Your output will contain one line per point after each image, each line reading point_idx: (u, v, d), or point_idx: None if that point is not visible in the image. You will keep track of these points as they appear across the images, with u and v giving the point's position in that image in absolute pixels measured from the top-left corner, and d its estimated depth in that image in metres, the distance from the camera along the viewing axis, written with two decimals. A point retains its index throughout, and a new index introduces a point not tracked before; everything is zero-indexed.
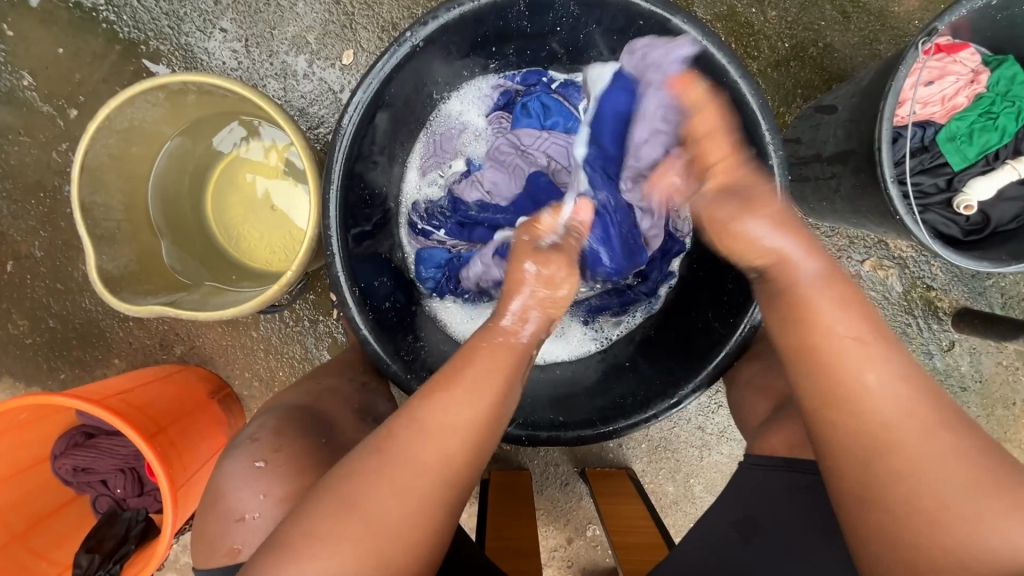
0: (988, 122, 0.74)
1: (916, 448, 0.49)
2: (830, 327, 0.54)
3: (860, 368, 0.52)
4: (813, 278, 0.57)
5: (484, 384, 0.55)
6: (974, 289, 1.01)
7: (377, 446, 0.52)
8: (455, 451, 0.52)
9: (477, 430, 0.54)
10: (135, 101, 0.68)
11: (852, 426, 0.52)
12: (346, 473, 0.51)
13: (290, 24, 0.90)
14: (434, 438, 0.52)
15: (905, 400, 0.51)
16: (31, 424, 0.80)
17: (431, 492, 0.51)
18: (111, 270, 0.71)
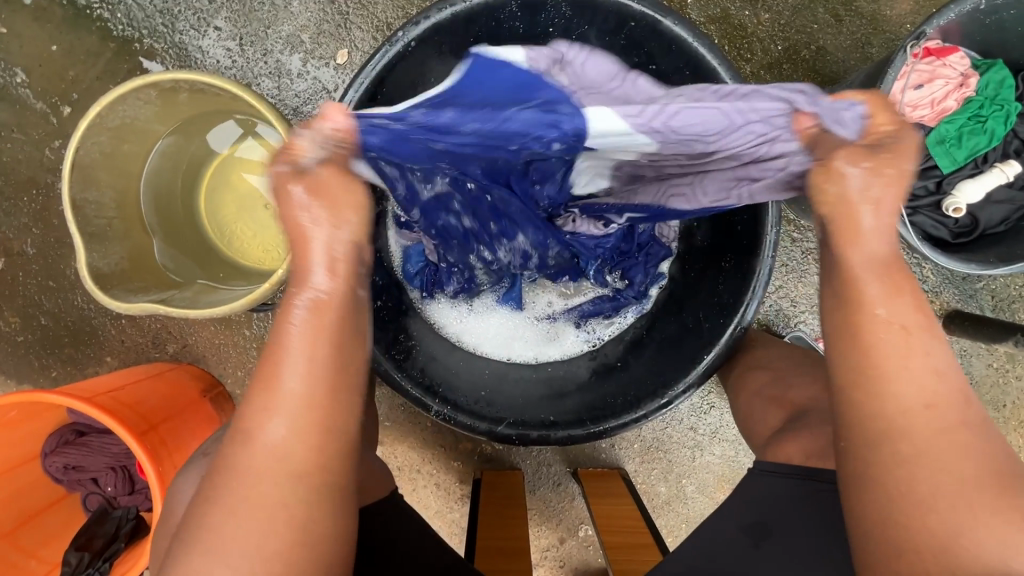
0: (976, 125, 0.74)
1: (937, 455, 0.45)
2: (875, 309, 0.47)
3: (893, 365, 0.47)
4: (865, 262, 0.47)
5: (312, 360, 0.48)
6: (965, 291, 1.01)
7: (214, 474, 0.48)
8: (295, 444, 0.47)
9: (315, 406, 0.48)
10: (127, 99, 0.68)
11: (869, 421, 0.47)
12: (198, 513, 0.47)
13: (284, 23, 0.90)
14: (268, 438, 0.47)
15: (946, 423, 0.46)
16: (21, 422, 0.80)
17: (273, 508, 0.46)
18: (102, 268, 0.72)
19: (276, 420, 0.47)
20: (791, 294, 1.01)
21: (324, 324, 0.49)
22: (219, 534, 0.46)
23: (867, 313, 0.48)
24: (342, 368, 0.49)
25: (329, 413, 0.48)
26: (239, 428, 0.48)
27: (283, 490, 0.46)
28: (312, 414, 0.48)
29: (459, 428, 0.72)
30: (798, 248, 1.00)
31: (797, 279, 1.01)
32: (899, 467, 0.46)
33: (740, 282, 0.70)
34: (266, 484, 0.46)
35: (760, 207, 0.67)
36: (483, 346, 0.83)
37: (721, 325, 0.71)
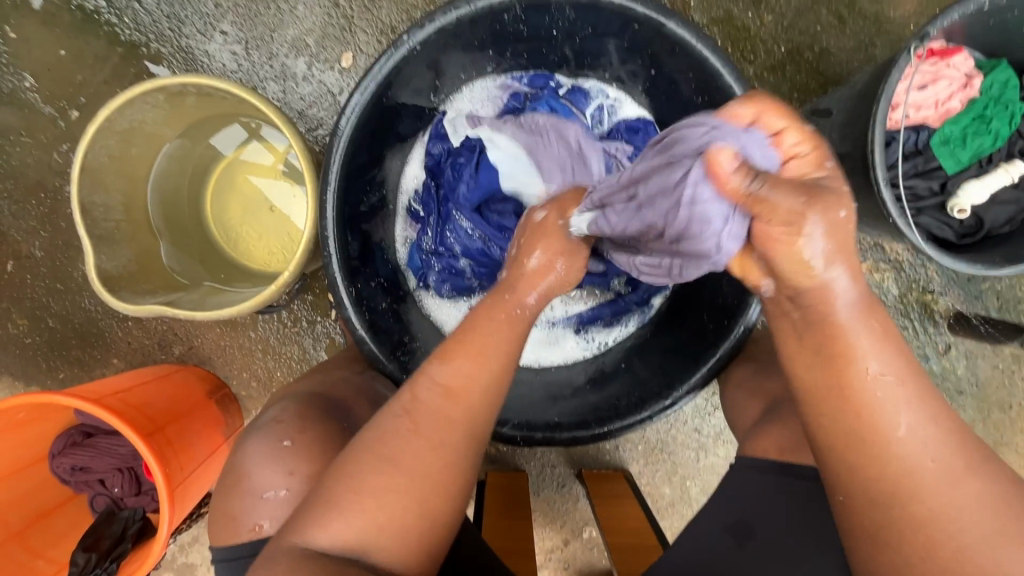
0: (981, 126, 0.74)
1: (949, 481, 0.45)
2: (864, 365, 0.45)
3: (885, 400, 0.45)
4: (851, 308, 0.43)
5: (485, 350, 0.55)
6: (970, 292, 1.01)
7: (392, 414, 0.53)
8: (473, 408, 0.54)
9: (501, 381, 0.55)
10: (135, 102, 0.69)
11: (862, 463, 0.47)
12: (361, 445, 0.52)
13: (290, 27, 0.91)
14: (452, 393, 0.53)
15: (947, 443, 0.46)
16: (30, 423, 0.80)
17: (441, 468, 0.52)
18: (110, 270, 0.72)
19: (473, 384, 0.54)
20: None
21: (500, 327, 0.56)
22: (386, 475, 0.50)
23: (852, 353, 0.45)
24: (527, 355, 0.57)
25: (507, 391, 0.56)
26: (427, 374, 0.54)
27: (445, 447, 0.52)
28: (479, 391, 0.54)
29: None
30: None
31: None
32: (911, 499, 0.46)
33: (744, 283, 0.70)
34: (440, 439, 0.52)
35: None
36: None
37: (725, 328, 0.71)
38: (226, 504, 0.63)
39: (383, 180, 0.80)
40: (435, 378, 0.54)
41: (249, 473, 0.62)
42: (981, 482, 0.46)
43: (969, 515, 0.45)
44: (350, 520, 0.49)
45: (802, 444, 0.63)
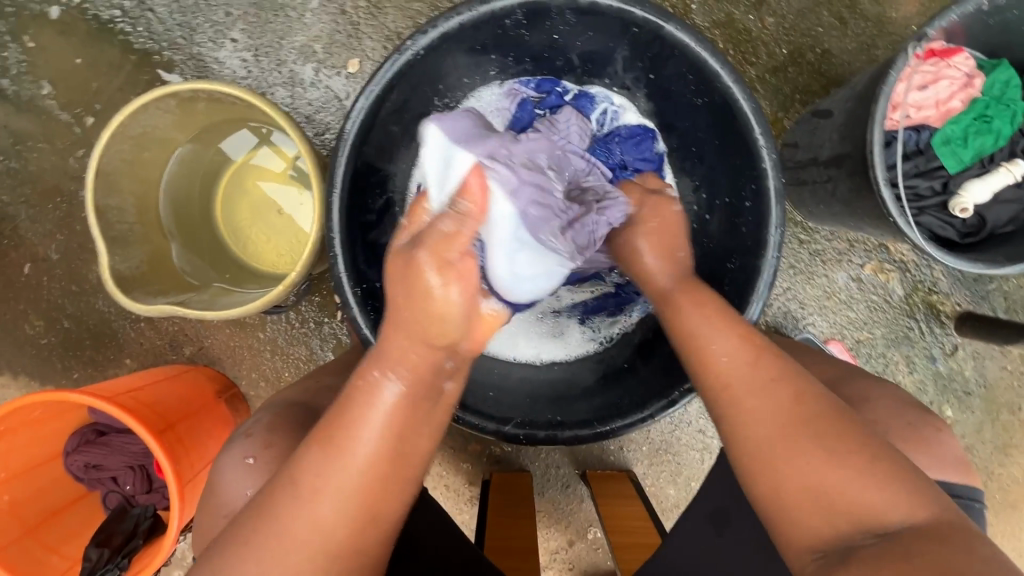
0: (982, 126, 0.74)
1: (790, 427, 0.52)
2: (709, 343, 0.59)
3: (712, 339, 0.59)
4: (671, 286, 0.67)
5: (379, 437, 0.52)
6: (976, 292, 1.01)
7: (254, 521, 0.51)
8: (338, 517, 0.51)
9: (367, 490, 0.52)
10: (148, 108, 0.71)
11: (715, 395, 0.58)
12: (226, 552, 0.50)
13: (298, 33, 0.93)
14: (315, 505, 0.50)
15: (772, 395, 0.54)
16: (45, 421, 0.82)
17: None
18: (123, 270, 0.74)
19: (335, 494, 0.51)
20: (800, 296, 1.01)
21: (391, 413, 0.53)
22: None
23: (704, 331, 0.60)
24: (403, 456, 0.54)
25: (380, 499, 0.52)
26: (292, 477, 0.51)
27: (304, 562, 0.50)
28: (358, 488, 0.51)
29: (467, 428, 0.72)
30: (806, 249, 1.01)
31: (805, 280, 1.01)
32: (768, 443, 0.53)
33: (745, 282, 0.71)
34: (298, 552, 0.49)
35: (764, 207, 0.68)
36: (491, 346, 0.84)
37: None
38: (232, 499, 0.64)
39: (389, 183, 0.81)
40: (312, 475, 0.51)
41: (251, 471, 0.63)
42: (821, 430, 0.52)
43: (823, 472, 0.50)
44: None
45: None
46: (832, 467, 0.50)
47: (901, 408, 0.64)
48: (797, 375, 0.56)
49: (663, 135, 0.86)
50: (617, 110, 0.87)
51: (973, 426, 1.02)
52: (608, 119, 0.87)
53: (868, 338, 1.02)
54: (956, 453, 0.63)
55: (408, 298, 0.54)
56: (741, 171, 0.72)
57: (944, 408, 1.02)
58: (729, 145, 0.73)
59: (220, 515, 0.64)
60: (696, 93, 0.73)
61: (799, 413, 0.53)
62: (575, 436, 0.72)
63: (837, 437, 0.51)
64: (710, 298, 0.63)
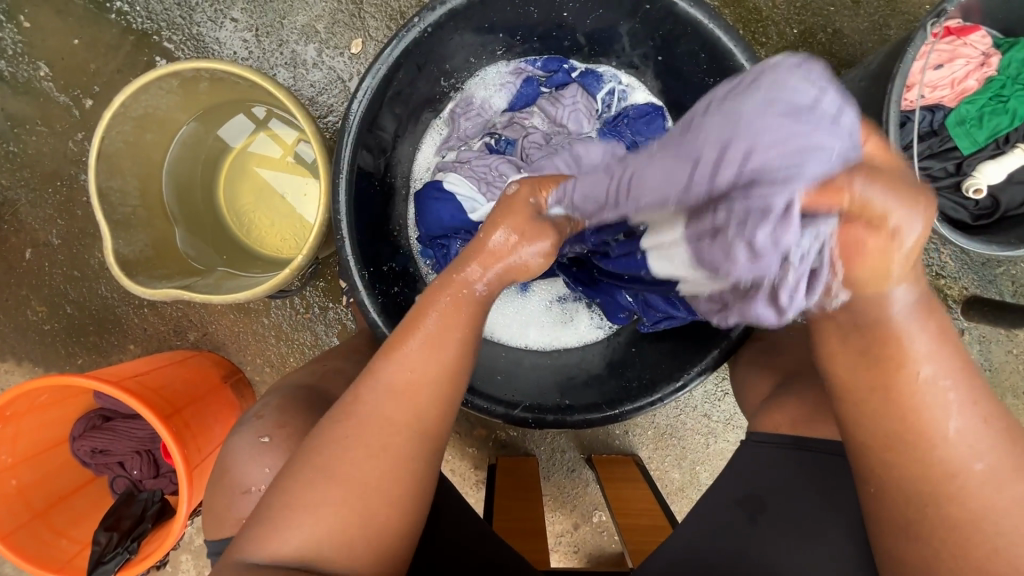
0: (998, 105, 0.73)
1: (994, 488, 0.47)
2: (916, 369, 0.46)
3: (926, 374, 0.46)
4: (905, 312, 0.45)
5: (445, 329, 0.51)
6: (984, 276, 1.00)
7: (340, 415, 0.50)
8: (431, 399, 0.50)
9: (450, 378, 0.51)
10: (150, 88, 0.69)
11: (912, 440, 0.48)
12: (310, 452, 0.49)
13: (299, 13, 0.91)
14: (408, 391, 0.50)
15: (991, 452, 0.47)
16: (51, 406, 0.82)
17: (403, 456, 0.49)
18: (127, 254, 0.73)
19: (428, 384, 0.50)
20: None
21: (458, 308, 0.52)
22: (334, 472, 0.47)
23: (906, 357, 0.46)
24: (473, 350, 0.53)
25: (464, 385, 0.53)
26: (374, 375, 0.50)
27: (400, 442, 0.49)
28: (441, 367, 0.51)
29: (477, 411, 0.72)
30: None
31: None
32: (960, 505, 0.47)
33: None
34: (393, 439, 0.49)
35: None
36: (499, 332, 0.84)
37: None
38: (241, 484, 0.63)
39: (395, 166, 0.80)
40: (388, 370, 0.50)
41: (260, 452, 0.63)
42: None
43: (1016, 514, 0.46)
44: (298, 530, 0.46)
45: (812, 418, 0.64)
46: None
47: None
48: (1010, 425, 0.48)
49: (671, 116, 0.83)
50: (626, 89, 0.85)
51: None
52: (615, 99, 0.84)
53: None
54: None
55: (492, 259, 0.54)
56: None
57: None
58: None
59: (228, 497, 0.63)
60: (707, 73, 0.72)
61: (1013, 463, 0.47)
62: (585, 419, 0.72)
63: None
64: (944, 325, 0.47)
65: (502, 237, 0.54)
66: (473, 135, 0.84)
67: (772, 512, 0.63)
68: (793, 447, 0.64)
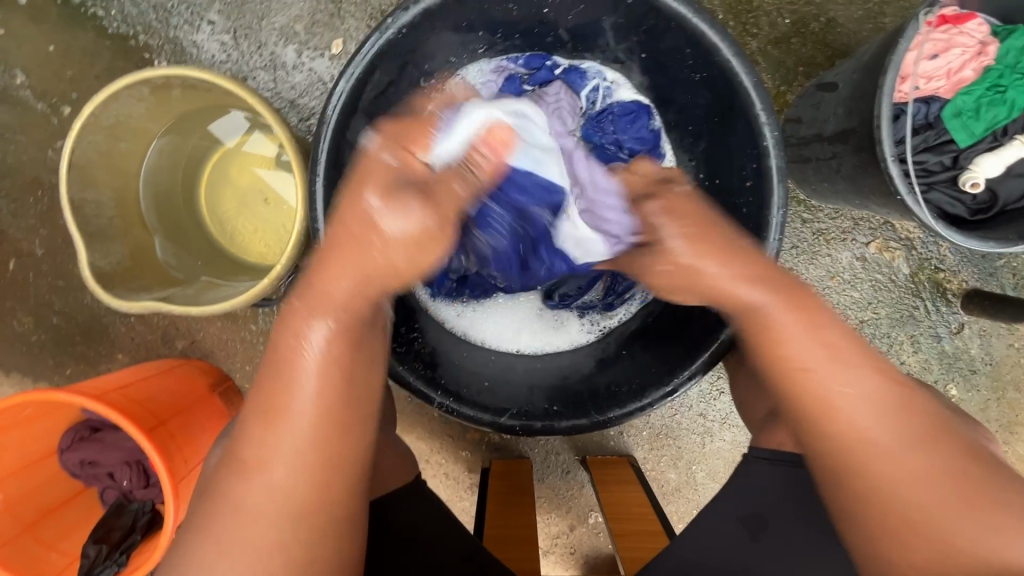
0: (997, 96, 0.70)
1: (909, 476, 0.52)
2: (798, 360, 0.55)
3: (824, 372, 0.54)
4: (777, 315, 0.56)
5: (310, 384, 0.52)
6: (984, 269, 0.98)
7: (221, 492, 0.52)
8: (301, 467, 0.51)
9: (317, 442, 0.52)
10: (120, 95, 0.67)
11: (836, 434, 0.54)
12: (193, 542, 0.51)
13: (278, 14, 0.89)
14: (278, 462, 0.51)
15: (898, 433, 0.53)
16: (36, 419, 0.81)
17: (280, 531, 0.51)
18: (103, 267, 0.72)
19: (296, 452, 0.52)
20: (802, 277, 0.99)
21: (318, 360, 0.53)
22: (211, 568, 0.50)
23: (789, 349, 0.55)
24: (339, 388, 0.53)
25: (333, 447, 0.53)
26: (251, 450, 0.52)
27: (270, 525, 0.50)
28: (303, 427, 0.52)
29: (463, 420, 0.71)
30: (809, 229, 0.98)
31: (808, 260, 0.98)
32: (894, 505, 0.52)
33: None
34: (262, 519, 0.51)
35: (765, 187, 0.66)
36: (488, 337, 0.84)
37: None
38: None
39: None
40: (249, 445, 0.52)
41: None
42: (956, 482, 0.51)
43: (924, 492, 0.51)
44: None
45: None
46: (954, 484, 0.51)
47: None
48: (910, 397, 0.54)
49: (660, 111, 0.83)
50: (610, 86, 0.84)
51: (979, 404, 1.01)
52: (600, 96, 0.84)
53: (871, 318, 0.99)
54: None
55: (353, 243, 0.55)
56: (742, 150, 0.69)
57: (950, 387, 1.00)
58: (728, 119, 0.70)
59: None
60: (693, 68, 0.70)
61: (926, 447, 0.52)
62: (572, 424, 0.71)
63: (971, 485, 0.51)
64: (811, 305, 0.56)
65: (362, 212, 0.55)
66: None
67: (774, 531, 0.63)
68: (788, 464, 0.64)
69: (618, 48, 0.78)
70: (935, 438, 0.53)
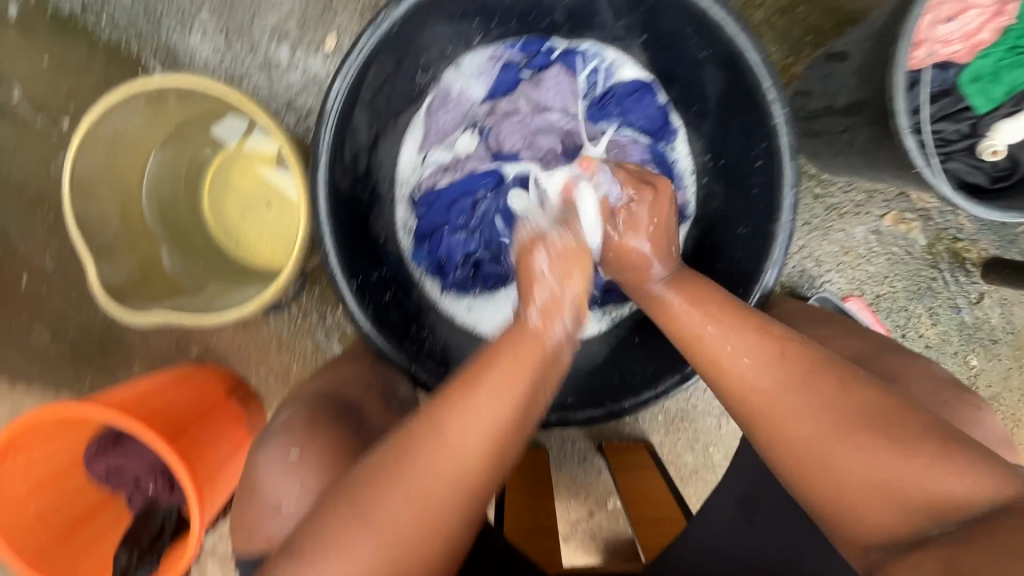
0: (1018, 58, 0.67)
1: (780, 392, 0.53)
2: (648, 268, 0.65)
3: (711, 333, 0.58)
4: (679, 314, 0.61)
5: (509, 376, 0.53)
6: (1004, 237, 0.96)
7: (382, 465, 0.49)
8: (477, 446, 0.50)
9: (499, 432, 0.51)
10: (115, 109, 0.67)
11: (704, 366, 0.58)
12: (348, 490, 0.49)
13: (268, 13, 0.87)
14: (455, 436, 0.50)
15: (768, 367, 0.54)
16: (61, 431, 0.83)
17: (448, 499, 0.49)
18: (113, 281, 0.72)
19: (467, 437, 0.50)
20: (816, 253, 0.97)
21: (531, 351, 0.56)
22: (376, 523, 0.47)
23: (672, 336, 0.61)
24: (533, 396, 0.54)
25: (512, 434, 0.53)
26: (427, 422, 0.50)
27: (444, 491, 0.49)
28: (506, 410, 0.52)
29: None
30: (822, 204, 0.95)
31: (821, 236, 0.96)
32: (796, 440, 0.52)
33: (758, 247, 0.67)
34: (438, 481, 0.49)
35: (776, 166, 0.64)
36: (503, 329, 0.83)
37: (740, 295, 0.68)
38: (245, 515, 0.63)
39: (378, 167, 0.77)
40: (448, 410, 0.51)
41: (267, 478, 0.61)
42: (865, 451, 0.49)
43: (813, 427, 0.51)
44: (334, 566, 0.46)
45: None
46: (834, 421, 0.50)
47: (930, 386, 0.62)
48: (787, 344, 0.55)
49: (665, 88, 0.80)
50: (611, 66, 0.81)
51: (1001, 374, 0.99)
52: (601, 78, 0.82)
53: (888, 292, 0.97)
54: (989, 430, 0.61)
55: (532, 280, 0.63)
56: (751, 129, 0.67)
57: (970, 358, 0.99)
58: (734, 99, 0.68)
59: (262, 513, 0.61)
60: (697, 45, 0.67)
61: (793, 369, 0.53)
62: (585, 416, 0.71)
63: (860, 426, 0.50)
64: (711, 293, 0.61)
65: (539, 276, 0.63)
66: (456, 130, 0.83)
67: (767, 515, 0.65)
68: None
69: (617, 28, 0.76)
70: (813, 367, 0.53)
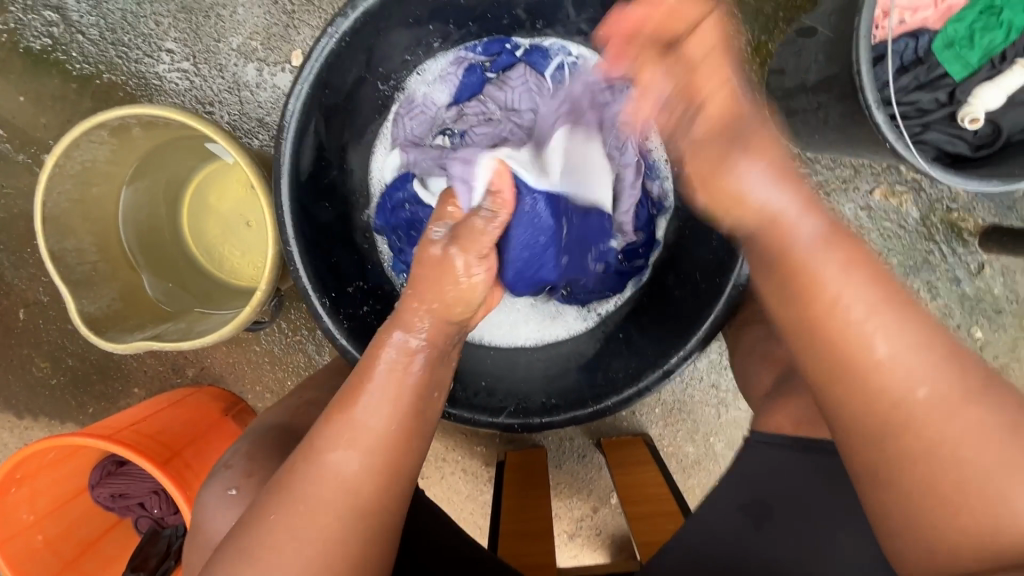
0: (991, 20, 0.66)
1: (943, 412, 0.45)
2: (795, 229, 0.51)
3: (868, 323, 0.47)
4: (814, 241, 0.50)
5: (389, 398, 0.54)
6: (1001, 204, 0.93)
7: (278, 491, 0.51)
8: (364, 475, 0.52)
9: (384, 453, 0.53)
10: (79, 143, 0.68)
11: (859, 379, 0.48)
12: (252, 519, 0.51)
13: (233, 33, 0.88)
14: (336, 466, 0.52)
15: (938, 375, 0.46)
16: (62, 462, 0.84)
17: (337, 530, 0.50)
18: (93, 312, 0.74)
19: (350, 474, 0.52)
20: None
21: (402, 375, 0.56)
22: (275, 550, 0.49)
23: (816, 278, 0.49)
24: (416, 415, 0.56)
25: (402, 460, 0.54)
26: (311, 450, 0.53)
27: (336, 519, 0.50)
28: (385, 430, 0.54)
29: (460, 423, 0.70)
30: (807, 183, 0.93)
31: None
32: (874, 371, 0.47)
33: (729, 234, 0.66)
34: (326, 512, 0.50)
35: None
36: (485, 334, 0.82)
37: (718, 285, 0.68)
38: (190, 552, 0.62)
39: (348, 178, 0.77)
40: (330, 437, 0.53)
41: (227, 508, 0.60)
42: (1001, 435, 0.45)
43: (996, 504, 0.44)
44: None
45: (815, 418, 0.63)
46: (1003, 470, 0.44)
47: None
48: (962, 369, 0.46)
49: None
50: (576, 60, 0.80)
51: (1007, 345, 0.96)
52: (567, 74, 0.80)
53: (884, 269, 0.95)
54: None
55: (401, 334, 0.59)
56: None
57: (974, 331, 0.95)
58: None
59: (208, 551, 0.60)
60: None
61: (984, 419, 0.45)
62: (564, 419, 0.70)
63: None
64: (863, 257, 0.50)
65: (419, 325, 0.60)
66: (425, 136, 0.81)
67: (752, 512, 0.65)
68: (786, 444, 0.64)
69: (579, 21, 0.75)
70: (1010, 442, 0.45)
